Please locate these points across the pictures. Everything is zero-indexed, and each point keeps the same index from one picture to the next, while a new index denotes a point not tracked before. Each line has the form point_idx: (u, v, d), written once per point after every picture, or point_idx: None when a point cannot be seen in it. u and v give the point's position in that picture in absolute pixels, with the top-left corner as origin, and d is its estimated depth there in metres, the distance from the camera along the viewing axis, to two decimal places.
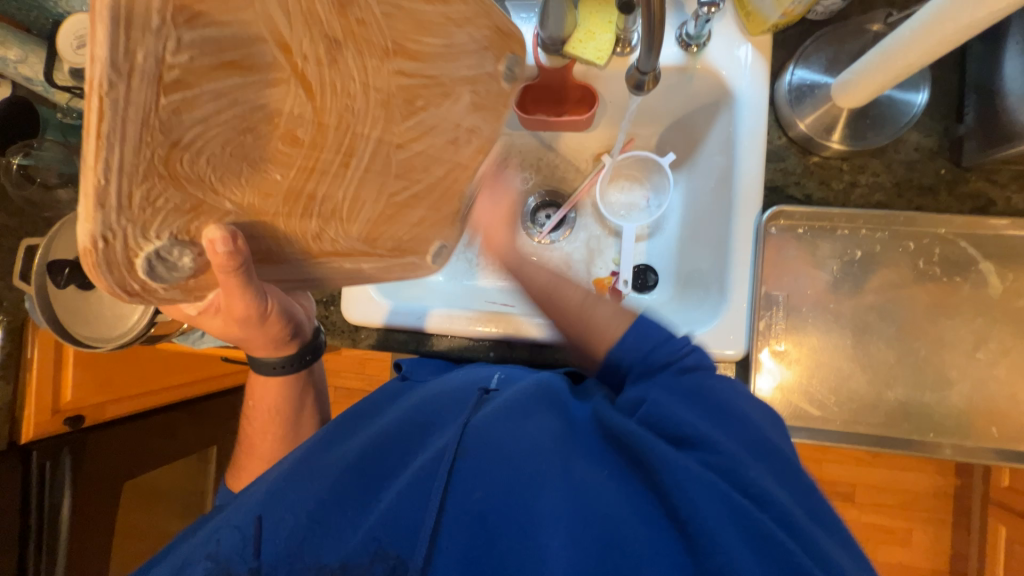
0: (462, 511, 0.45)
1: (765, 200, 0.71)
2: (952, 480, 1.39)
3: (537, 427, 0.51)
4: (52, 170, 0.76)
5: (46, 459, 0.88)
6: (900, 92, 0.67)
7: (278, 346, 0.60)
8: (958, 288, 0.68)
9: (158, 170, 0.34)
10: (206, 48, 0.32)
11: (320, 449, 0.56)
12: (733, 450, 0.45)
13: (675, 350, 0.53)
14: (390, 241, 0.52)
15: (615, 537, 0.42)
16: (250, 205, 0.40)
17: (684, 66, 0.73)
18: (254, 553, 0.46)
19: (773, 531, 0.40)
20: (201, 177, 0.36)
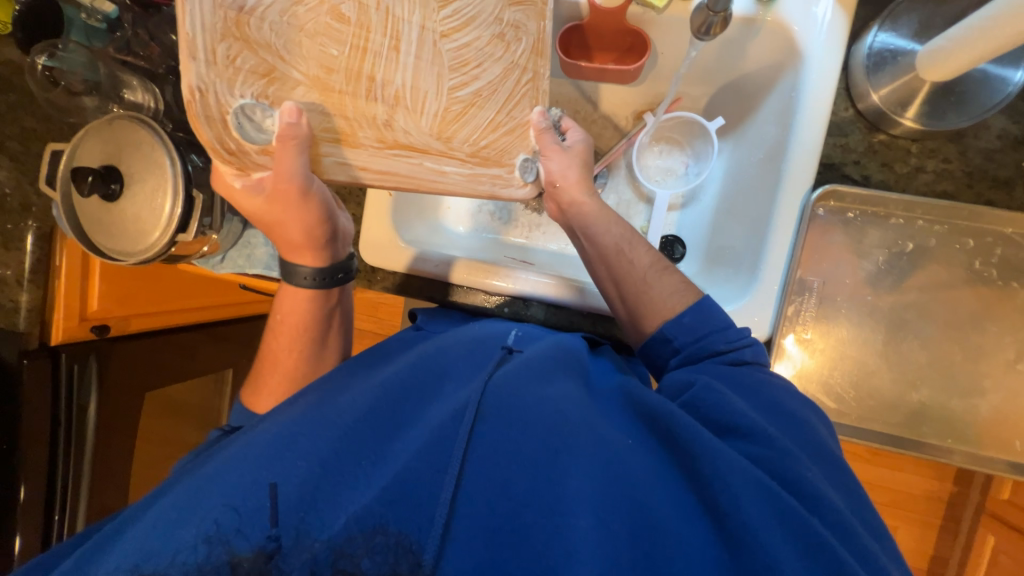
0: (486, 477, 0.46)
1: (817, 177, 0.66)
2: (950, 486, 1.38)
3: (560, 392, 0.52)
4: (76, 75, 0.74)
5: (74, 362, 0.92)
6: (996, 67, 0.59)
7: (328, 249, 0.61)
8: (1013, 295, 0.63)
9: (233, 32, 0.38)
10: None
11: (330, 396, 0.56)
12: (784, 445, 0.49)
13: (732, 341, 0.58)
14: (466, 144, 0.51)
15: (649, 522, 0.44)
16: (316, 77, 0.42)
17: (752, 17, 0.66)
18: (269, 522, 0.44)
19: (819, 530, 0.43)
20: (269, 43, 0.39)
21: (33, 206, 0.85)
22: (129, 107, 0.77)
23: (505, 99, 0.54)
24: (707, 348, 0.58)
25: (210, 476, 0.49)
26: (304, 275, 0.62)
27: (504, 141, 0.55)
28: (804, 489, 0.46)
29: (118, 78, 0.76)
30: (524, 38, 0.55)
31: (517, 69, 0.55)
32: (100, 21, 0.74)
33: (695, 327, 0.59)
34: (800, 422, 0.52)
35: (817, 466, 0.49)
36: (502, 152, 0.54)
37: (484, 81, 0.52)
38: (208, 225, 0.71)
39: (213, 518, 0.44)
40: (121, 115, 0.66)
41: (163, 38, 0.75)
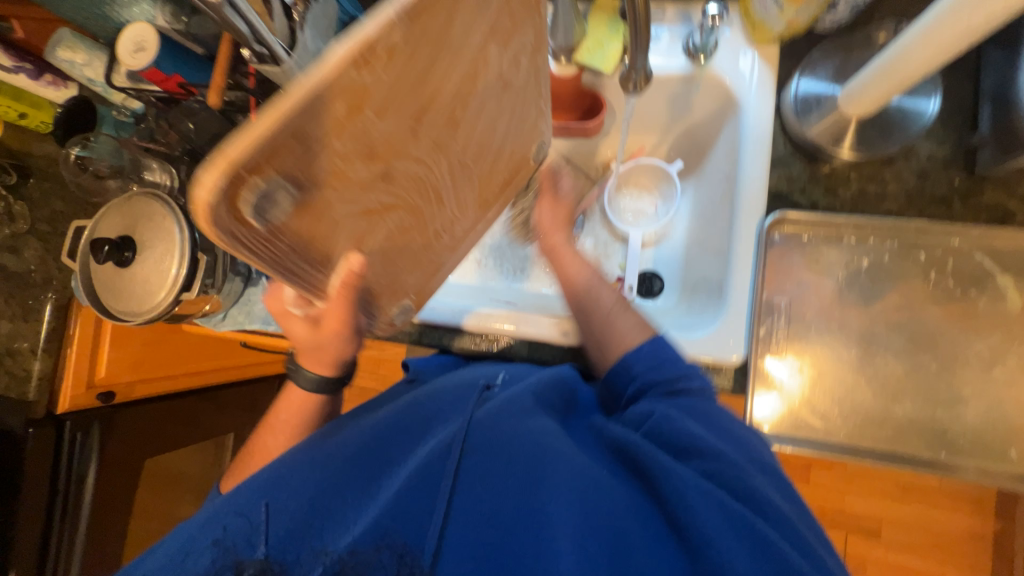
0: (472, 510, 0.46)
1: (768, 205, 0.71)
2: (991, 523, 1.28)
3: (541, 424, 0.52)
4: (104, 162, 0.85)
5: (78, 431, 0.94)
6: (910, 99, 0.66)
7: (336, 363, 0.60)
8: (975, 303, 0.65)
9: (362, 300, 0.51)
10: (367, 176, 0.36)
11: (323, 438, 0.56)
12: (732, 459, 0.49)
13: (680, 368, 0.59)
14: (499, 190, 0.56)
15: (621, 543, 0.43)
16: (407, 267, 0.52)
17: (689, 74, 0.75)
18: (264, 543, 0.45)
19: (773, 538, 0.42)
20: (377, 280, 0.50)
21: (54, 279, 0.92)
22: (148, 186, 0.86)
23: (521, 130, 0.48)
24: (664, 375, 0.58)
25: (196, 524, 0.49)
26: (308, 376, 0.62)
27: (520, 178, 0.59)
28: (754, 499, 0.46)
29: (141, 162, 0.86)
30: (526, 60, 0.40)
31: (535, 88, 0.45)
32: (128, 116, 0.87)
33: (653, 356, 0.60)
34: (739, 438, 0.53)
35: (767, 479, 0.50)
36: (522, 160, 0.55)
37: (500, 139, 0.46)
38: (210, 284, 0.76)
39: (223, 525, 0.47)
40: (139, 192, 0.74)
41: (180, 128, 0.79)
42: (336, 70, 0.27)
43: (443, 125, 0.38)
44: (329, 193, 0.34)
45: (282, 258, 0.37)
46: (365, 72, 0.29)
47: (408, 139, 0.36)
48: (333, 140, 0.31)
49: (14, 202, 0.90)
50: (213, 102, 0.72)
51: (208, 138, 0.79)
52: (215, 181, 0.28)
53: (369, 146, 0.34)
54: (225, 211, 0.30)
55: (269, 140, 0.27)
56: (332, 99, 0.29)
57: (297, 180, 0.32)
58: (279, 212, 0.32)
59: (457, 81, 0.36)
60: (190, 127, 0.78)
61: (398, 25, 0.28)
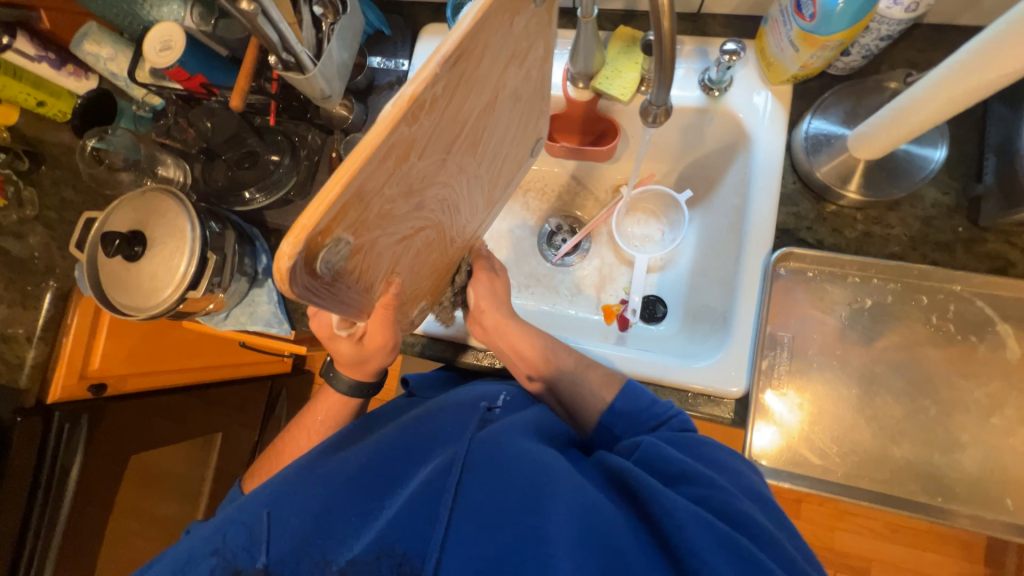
0: (470, 527, 0.44)
1: (775, 241, 0.72)
2: (981, 569, 1.27)
3: (542, 448, 0.52)
4: (119, 154, 0.85)
5: (66, 422, 0.92)
6: (917, 147, 0.68)
7: (373, 372, 0.63)
8: (975, 350, 0.66)
9: (395, 319, 0.52)
10: (408, 207, 0.37)
11: (327, 456, 0.56)
12: (722, 484, 0.48)
13: (661, 414, 0.61)
14: (503, 192, 0.58)
15: (619, 568, 0.41)
16: (427, 280, 0.54)
17: (704, 107, 0.77)
18: (264, 552, 0.45)
19: (770, 566, 0.41)
20: (405, 299, 0.51)
21: (57, 267, 0.91)
22: (160, 181, 0.87)
23: (525, 134, 0.51)
24: (641, 424, 0.61)
25: (196, 536, 0.48)
26: (341, 380, 0.65)
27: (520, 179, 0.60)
28: (752, 527, 0.44)
29: (156, 158, 0.87)
30: (535, 70, 0.42)
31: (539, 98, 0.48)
32: (147, 112, 0.88)
33: (625, 411, 0.62)
34: (723, 467, 0.52)
35: (763, 511, 0.48)
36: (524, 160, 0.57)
37: (508, 148, 0.49)
38: (217, 284, 0.76)
39: (223, 535, 0.47)
40: (153, 187, 0.74)
41: (199, 126, 0.82)
42: (389, 126, 0.28)
43: (466, 148, 0.40)
44: (377, 234, 0.36)
45: (340, 295, 0.38)
46: (411, 124, 0.30)
47: (438, 169, 0.38)
48: (385, 187, 0.32)
49: (24, 188, 0.90)
50: (235, 105, 0.73)
51: (225, 138, 0.82)
52: (294, 250, 0.28)
53: (410, 182, 0.35)
54: (303, 272, 0.30)
55: (338, 202, 0.28)
56: (386, 154, 0.29)
57: (355, 228, 0.32)
58: (341, 260, 0.33)
59: (480, 109, 0.37)
60: (208, 125, 0.82)
61: (440, 73, 0.29)
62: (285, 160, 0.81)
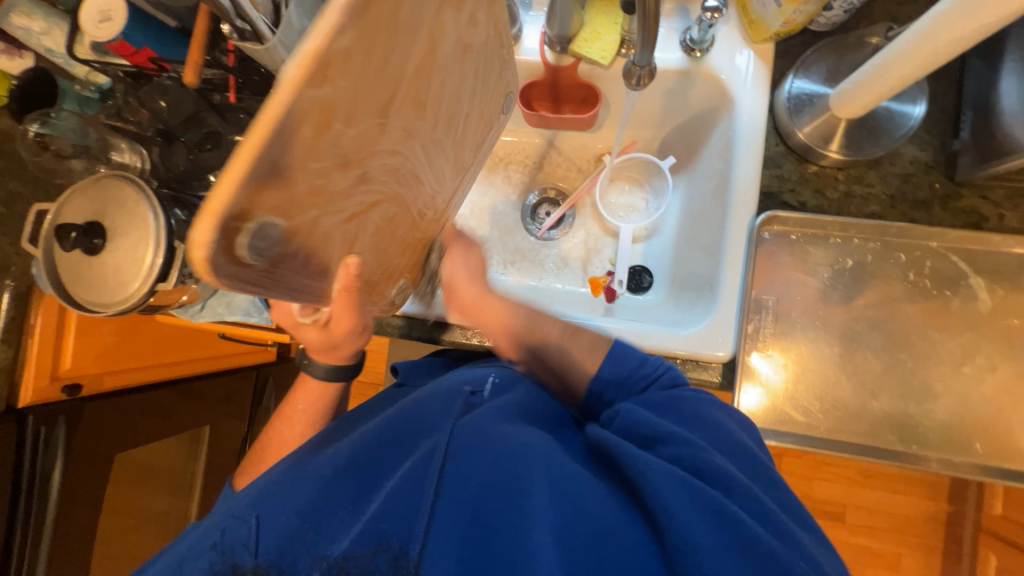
0: (453, 517, 0.44)
1: (759, 205, 0.72)
2: (945, 506, 1.37)
3: (525, 432, 0.51)
4: (66, 140, 0.79)
5: (41, 426, 0.89)
6: (897, 104, 0.67)
7: (348, 356, 0.60)
8: (949, 303, 0.68)
9: (365, 296, 0.49)
10: (343, 183, 0.34)
11: (312, 453, 0.55)
12: (705, 446, 0.48)
13: (649, 373, 0.60)
14: (473, 154, 0.55)
15: (599, 542, 0.42)
16: (402, 247, 0.52)
17: (685, 70, 0.75)
18: (253, 551, 0.44)
19: (748, 525, 0.41)
20: (374, 274, 0.49)
21: (13, 264, 0.84)
22: (116, 167, 0.81)
23: (487, 92, 0.48)
24: (627, 387, 0.60)
25: (187, 542, 0.48)
26: (318, 365, 0.62)
27: (490, 139, 0.58)
28: (733, 489, 0.44)
29: (109, 142, 0.81)
30: (484, 21, 0.40)
31: (502, 45, 0.46)
32: (94, 92, 0.82)
33: (613, 377, 0.60)
34: (704, 419, 0.52)
35: (746, 471, 0.48)
36: (493, 118, 0.54)
37: (467, 108, 0.46)
38: (188, 274, 0.73)
39: (221, 530, 0.46)
40: (107, 173, 0.69)
41: (153, 105, 0.77)
42: (293, 90, 0.25)
43: (410, 108, 0.37)
44: (315, 214, 0.33)
45: (285, 285, 0.35)
46: (323, 85, 0.27)
47: (379, 135, 0.35)
48: (308, 162, 0.29)
49: None
50: (188, 81, 0.67)
51: (182, 119, 0.77)
52: (208, 237, 0.26)
53: (343, 154, 0.32)
54: (221, 261, 0.28)
55: (252, 178, 0.26)
56: (298, 121, 0.27)
57: (285, 210, 0.30)
58: (275, 246, 0.31)
59: (417, 62, 0.34)
60: (162, 105, 0.76)
61: (347, 21, 0.26)
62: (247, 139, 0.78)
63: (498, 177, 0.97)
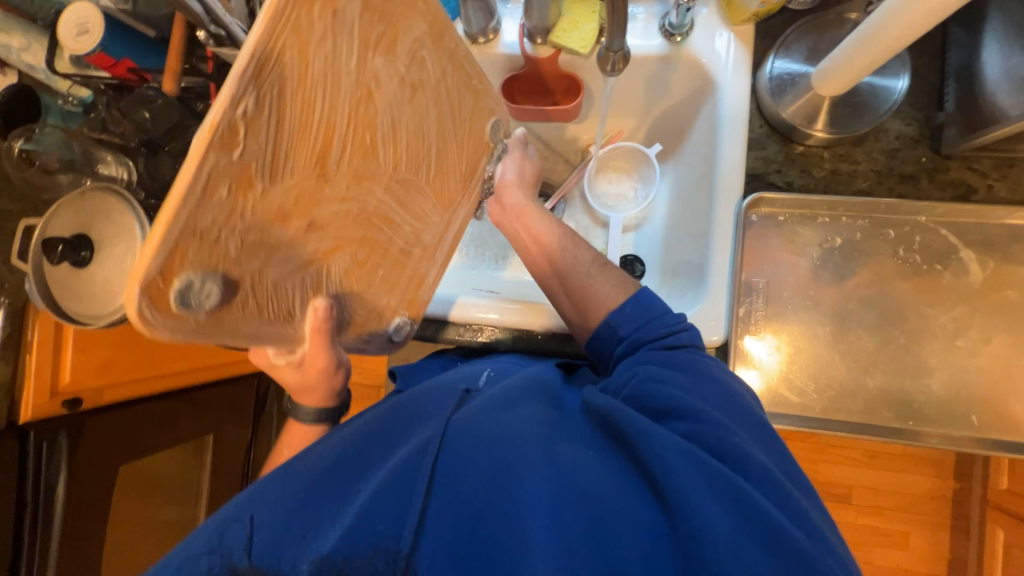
0: (450, 503, 0.45)
1: (746, 187, 0.72)
2: (951, 483, 1.36)
3: (524, 416, 0.51)
4: (52, 156, 0.75)
5: (43, 441, 0.90)
6: (880, 78, 0.67)
7: (331, 395, 0.59)
8: (939, 278, 0.67)
9: (347, 335, 0.49)
10: (283, 231, 0.36)
11: (304, 448, 0.55)
12: (714, 416, 0.48)
13: (670, 325, 0.59)
14: (455, 183, 0.56)
15: (598, 516, 0.42)
16: (390, 279, 0.51)
17: (666, 55, 0.75)
18: (248, 553, 0.45)
19: (747, 492, 0.42)
20: (365, 296, 0.48)
21: (6, 282, 0.84)
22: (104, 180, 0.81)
23: (452, 121, 0.51)
24: (652, 331, 0.59)
25: (182, 542, 0.47)
26: (307, 411, 0.61)
27: (478, 165, 0.60)
28: (735, 456, 0.45)
29: (94, 155, 0.80)
30: (428, 63, 0.43)
31: (469, 74, 0.49)
32: (77, 104, 0.81)
33: (637, 316, 0.61)
34: (714, 388, 0.51)
35: (748, 436, 0.48)
36: (477, 146, 0.57)
37: (433, 143, 0.49)
38: None
39: (220, 532, 0.46)
40: (93, 187, 0.69)
41: (135, 116, 0.75)
42: (196, 160, 0.28)
43: (356, 154, 0.39)
44: (261, 262, 0.35)
45: (244, 332, 0.37)
46: (234, 147, 0.29)
47: (320, 185, 0.37)
48: (233, 220, 0.31)
49: None
50: (169, 89, 0.68)
51: (166, 129, 0.77)
52: (135, 299, 0.28)
53: (278, 207, 0.34)
54: (156, 319, 0.30)
55: (166, 239, 0.28)
56: (209, 185, 0.29)
57: (215, 263, 0.32)
58: (214, 299, 0.32)
59: (349, 109, 0.37)
60: (145, 116, 0.75)
61: (244, 87, 0.29)
62: None
63: None
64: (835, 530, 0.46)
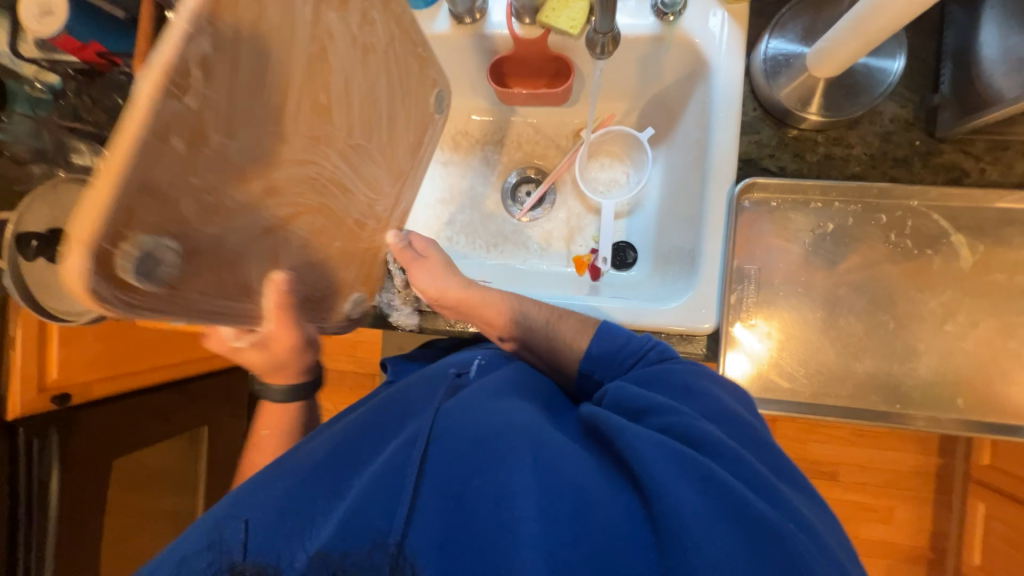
0: (437, 496, 0.44)
1: (739, 172, 0.71)
2: (935, 459, 1.40)
3: (508, 409, 0.51)
4: (22, 144, 0.76)
5: (33, 438, 0.89)
6: (876, 59, 0.65)
7: (303, 372, 0.59)
8: (930, 262, 0.67)
9: (308, 305, 0.52)
10: (242, 194, 0.37)
11: (292, 450, 0.55)
12: (688, 411, 0.48)
13: (639, 348, 0.59)
14: (404, 157, 0.61)
15: (583, 509, 0.42)
16: (344, 248, 0.56)
17: (658, 35, 0.72)
18: (243, 549, 0.43)
19: (728, 481, 0.42)
20: (320, 263, 0.52)
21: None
22: (78, 170, 0.78)
23: (399, 91, 0.55)
24: (620, 364, 0.59)
25: (176, 542, 0.46)
26: (273, 390, 0.60)
27: (423, 143, 0.66)
28: (715, 448, 0.45)
29: (66, 144, 0.77)
30: (379, 30, 0.48)
31: (412, 50, 0.55)
32: (45, 91, 0.75)
33: (604, 354, 0.60)
34: (692, 388, 0.52)
35: (727, 429, 0.48)
36: (421, 121, 0.63)
37: (384, 112, 0.53)
38: None
39: (216, 530, 0.45)
40: (66, 178, 0.67)
41: (107, 103, 0.74)
42: (150, 104, 0.28)
43: (312, 113, 0.42)
44: (219, 230, 0.37)
45: (198, 306, 0.38)
46: (187, 92, 0.30)
47: (279, 144, 0.39)
48: (189, 177, 0.32)
49: None
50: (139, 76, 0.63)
51: None
52: (82, 265, 0.29)
53: (236, 164, 0.36)
54: (107, 287, 0.30)
55: (116, 200, 0.29)
56: (164, 135, 0.30)
57: (169, 229, 0.33)
58: (171, 269, 0.34)
59: (304, 62, 0.39)
60: (118, 101, 0.74)
61: (196, 28, 0.29)
62: None
63: (476, 158, 0.95)
64: (824, 522, 0.45)
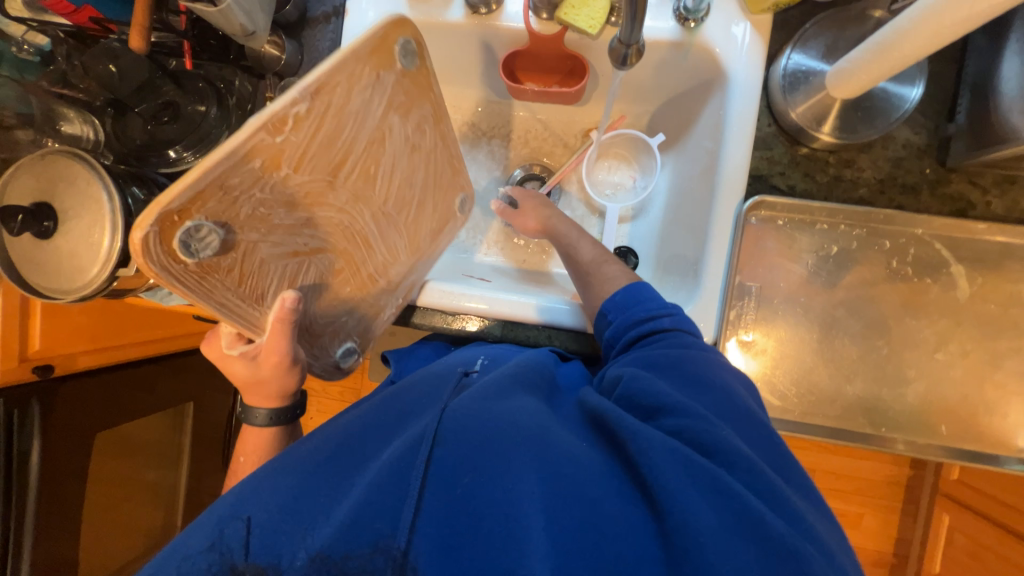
0: (443, 498, 0.44)
1: (748, 188, 0.70)
2: (906, 470, 1.44)
3: (516, 407, 0.50)
4: (7, 109, 0.71)
5: (13, 408, 0.86)
6: (895, 84, 0.64)
7: (281, 394, 0.57)
8: (927, 290, 0.68)
9: (303, 335, 0.52)
10: (281, 209, 0.44)
11: (296, 442, 0.54)
12: (700, 412, 0.48)
13: (652, 310, 0.61)
14: (428, 238, 0.64)
15: (591, 517, 0.42)
16: (359, 296, 0.56)
17: (678, 41, 0.70)
18: (247, 551, 0.43)
19: (733, 487, 0.42)
20: (334, 299, 0.53)
21: None
22: (66, 140, 0.74)
23: (430, 176, 0.59)
24: (631, 315, 0.62)
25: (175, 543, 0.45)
26: (258, 413, 0.58)
27: (447, 235, 0.67)
28: (722, 453, 0.45)
29: (55, 112, 0.74)
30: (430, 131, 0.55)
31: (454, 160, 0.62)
32: (33, 54, 0.71)
33: (626, 303, 0.63)
34: (704, 381, 0.52)
35: (733, 428, 0.48)
36: (447, 215, 0.66)
37: (417, 194, 0.58)
38: None
39: (218, 529, 0.45)
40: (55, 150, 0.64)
41: (99, 71, 0.65)
42: (248, 133, 0.39)
43: (358, 178, 0.49)
44: (256, 237, 0.43)
45: (217, 297, 0.42)
46: (278, 134, 0.41)
47: (327, 189, 0.47)
48: (255, 188, 0.41)
49: None
50: (136, 47, 0.60)
51: (134, 88, 0.67)
52: (149, 222, 0.36)
53: (292, 194, 0.44)
54: (157, 246, 0.37)
55: (199, 183, 0.37)
56: (248, 155, 0.39)
57: (223, 221, 0.40)
58: (210, 250, 0.39)
59: (366, 138, 0.48)
60: (111, 70, 0.65)
61: (303, 97, 0.41)
62: (213, 112, 0.72)
63: (482, 152, 0.93)
64: (835, 533, 0.45)
